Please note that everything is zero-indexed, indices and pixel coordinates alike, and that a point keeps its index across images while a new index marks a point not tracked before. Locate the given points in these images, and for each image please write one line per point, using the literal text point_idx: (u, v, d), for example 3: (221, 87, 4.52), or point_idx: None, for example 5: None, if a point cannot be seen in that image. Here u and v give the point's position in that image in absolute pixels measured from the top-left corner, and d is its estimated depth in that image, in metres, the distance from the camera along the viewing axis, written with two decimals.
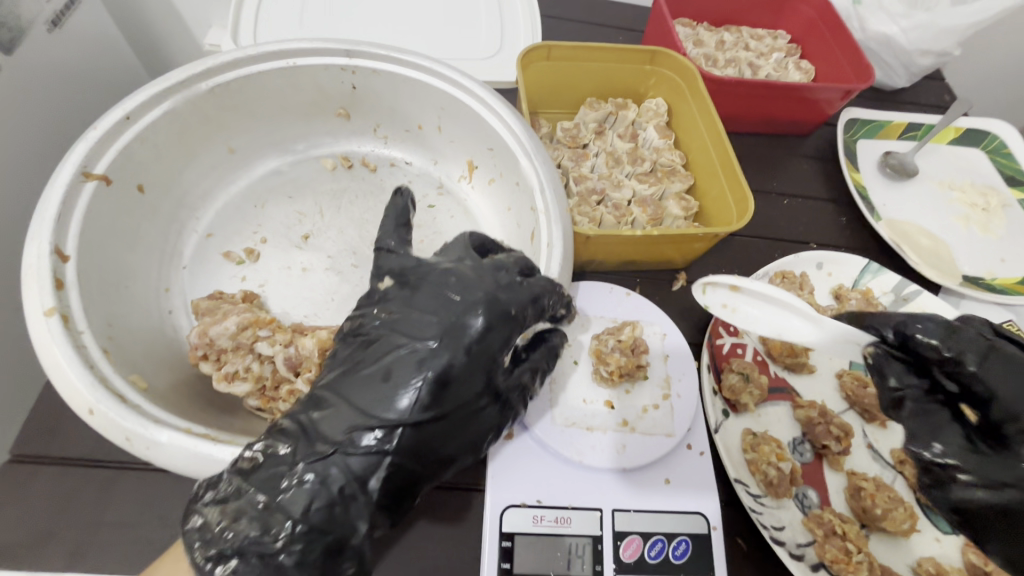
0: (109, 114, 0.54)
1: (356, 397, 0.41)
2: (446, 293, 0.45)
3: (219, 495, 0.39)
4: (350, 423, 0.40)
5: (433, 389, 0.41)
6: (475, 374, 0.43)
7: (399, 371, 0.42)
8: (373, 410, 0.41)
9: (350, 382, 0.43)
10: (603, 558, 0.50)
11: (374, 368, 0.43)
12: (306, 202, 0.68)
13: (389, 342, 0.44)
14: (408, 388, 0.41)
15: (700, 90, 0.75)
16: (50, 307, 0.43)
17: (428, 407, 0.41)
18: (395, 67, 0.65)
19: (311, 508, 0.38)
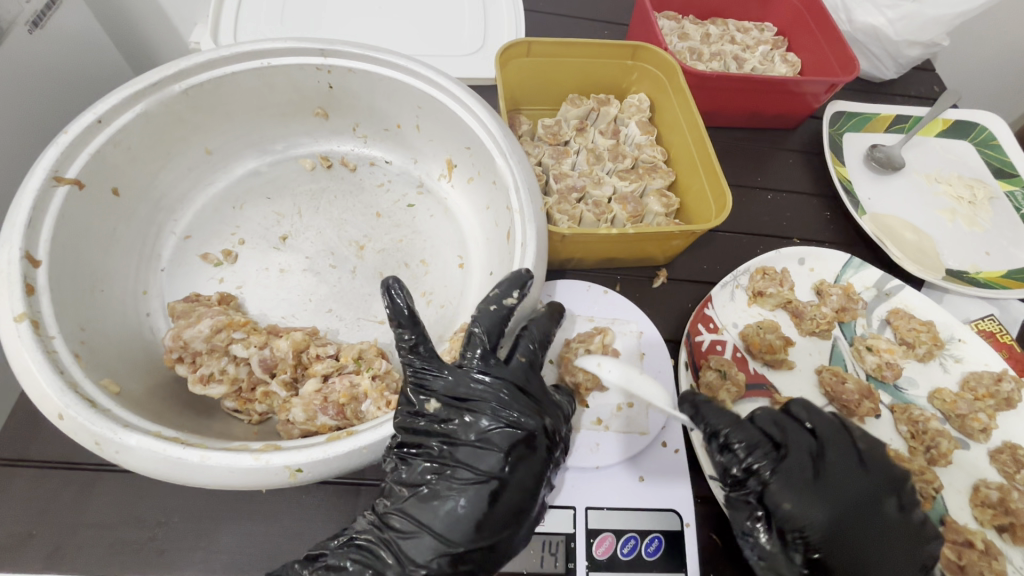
0: (80, 117, 0.54)
1: (438, 526, 0.42)
2: (508, 416, 0.46)
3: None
4: (434, 547, 0.42)
5: (504, 507, 0.43)
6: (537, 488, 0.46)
7: (474, 495, 0.43)
8: (453, 533, 0.42)
9: (424, 503, 0.43)
10: (575, 556, 0.50)
11: (449, 495, 0.43)
12: (284, 202, 0.68)
13: (460, 470, 0.44)
14: (484, 510, 0.43)
15: (681, 86, 0.74)
16: (20, 314, 0.44)
17: (499, 525, 0.43)
18: (371, 65, 0.64)
19: None
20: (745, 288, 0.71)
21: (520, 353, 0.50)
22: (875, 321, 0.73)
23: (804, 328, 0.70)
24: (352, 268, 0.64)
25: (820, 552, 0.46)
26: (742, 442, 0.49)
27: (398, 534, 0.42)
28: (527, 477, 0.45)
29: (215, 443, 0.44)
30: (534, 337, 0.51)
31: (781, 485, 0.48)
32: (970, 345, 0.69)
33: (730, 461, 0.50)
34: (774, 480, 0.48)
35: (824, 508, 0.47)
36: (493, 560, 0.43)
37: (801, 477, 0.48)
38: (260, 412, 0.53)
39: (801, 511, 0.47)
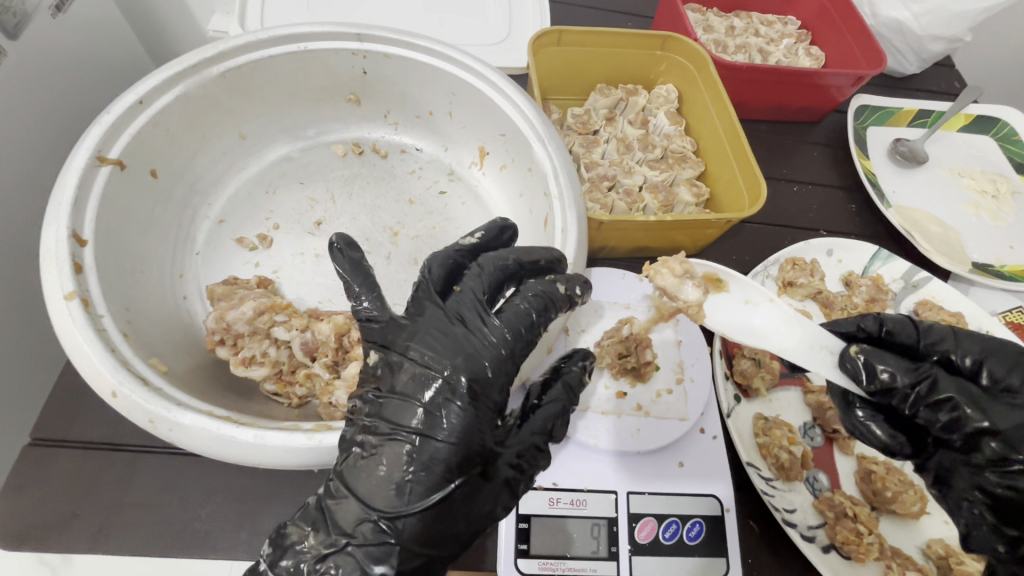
0: (121, 99, 0.54)
1: (356, 487, 0.38)
2: (429, 364, 0.41)
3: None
4: (361, 514, 0.38)
5: (438, 468, 0.38)
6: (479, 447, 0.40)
7: (404, 454, 0.38)
8: (381, 499, 0.38)
9: (354, 466, 0.39)
10: (619, 539, 0.50)
11: (373, 455, 0.39)
12: (317, 188, 0.68)
13: (380, 425, 0.40)
14: (401, 471, 0.38)
15: (713, 76, 0.74)
16: (70, 292, 0.43)
17: (426, 484, 0.38)
18: (406, 51, 0.64)
19: None
20: (776, 279, 0.72)
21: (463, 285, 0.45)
22: (903, 313, 0.73)
23: (834, 318, 0.70)
24: (387, 254, 0.64)
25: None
26: (894, 361, 0.46)
27: (333, 503, 0.39)
28: (451, 425, 0.39)
29: (266, 423, 0.44)
30: (483, 275, 0.45)
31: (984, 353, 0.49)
32: (998, 335, 0.70)
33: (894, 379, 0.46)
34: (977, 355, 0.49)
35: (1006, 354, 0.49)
36: (434, 531, 0.38)
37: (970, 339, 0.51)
38: (301, 395, 0.53)
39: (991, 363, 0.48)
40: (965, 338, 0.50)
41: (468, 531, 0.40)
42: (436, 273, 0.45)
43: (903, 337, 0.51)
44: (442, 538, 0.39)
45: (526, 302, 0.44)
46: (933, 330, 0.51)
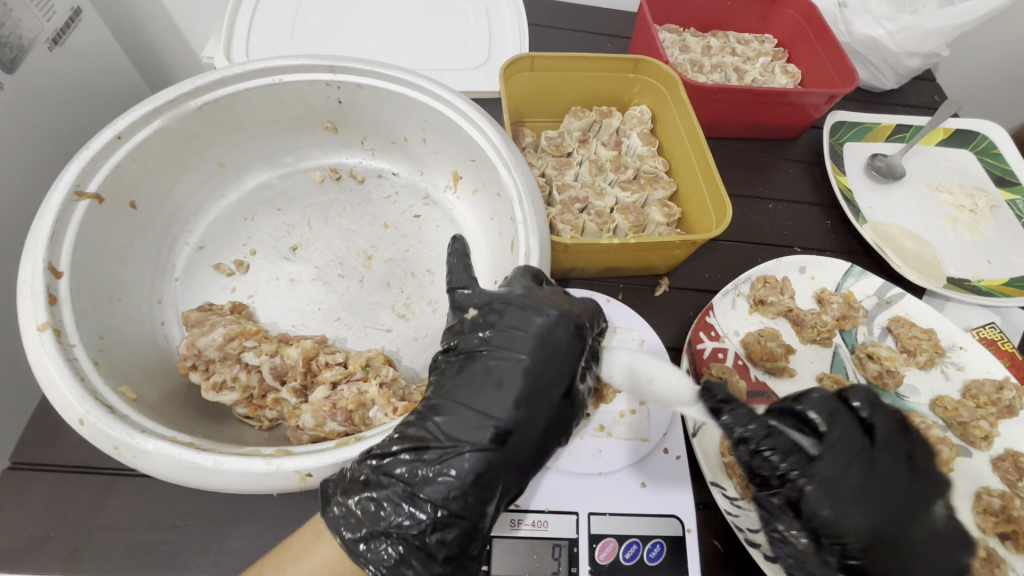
0: (100, 135, 0.56)
1: (471, 401, 0.44)
2: (529, 308, 0.47)
3: (371, 514, 0.42)
4: (477, 422, 0.43)
5: (540, 387, 0.45)
6: (570, 369, 0.47)
7: (508, 374, 0.45)
8: (490, 409, 0.44)
9: (460, 388, 0.45)
10: (578, 560, 0.51)
11: (483, 375, 0.45)
12: (295, 214, 0.70)
13: (491, 356, 0.46)
14: (513, 387, 0.44)
15: (682, 98, 0.76)
16: (43, 323, 0.46)
17: (534, 397, 0.45)
18: (379, 81, 0.66)
19: (450, 497, 0.41)
20: (746, 296, 0.72)
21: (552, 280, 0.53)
22: (876, 329, 0.73)
23: (805, 336, 0.71)
24: (360, 278, 0.66)
25: (859, 560, 0.47)
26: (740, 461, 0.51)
27: (443, 417, 0.44)
28: (552, 351, 0.46)
29: (228, 449, 0.45)
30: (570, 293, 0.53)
31: (835, 513, 0.48)
32: (972, 352, 0.70)
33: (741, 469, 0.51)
34: (829, 511, 0.48)
35: (862, 518, 0.48)
36: (532, 435, 0.44)
37: (848, 488, 0.48)
38: (271, 418, 0.54)
39: (838, 524, 0.48)
40: (823, 486, 0.48)
41: (557, 438, 0.46)
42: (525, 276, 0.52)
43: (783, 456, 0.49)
44: (540, 441, 0.45)
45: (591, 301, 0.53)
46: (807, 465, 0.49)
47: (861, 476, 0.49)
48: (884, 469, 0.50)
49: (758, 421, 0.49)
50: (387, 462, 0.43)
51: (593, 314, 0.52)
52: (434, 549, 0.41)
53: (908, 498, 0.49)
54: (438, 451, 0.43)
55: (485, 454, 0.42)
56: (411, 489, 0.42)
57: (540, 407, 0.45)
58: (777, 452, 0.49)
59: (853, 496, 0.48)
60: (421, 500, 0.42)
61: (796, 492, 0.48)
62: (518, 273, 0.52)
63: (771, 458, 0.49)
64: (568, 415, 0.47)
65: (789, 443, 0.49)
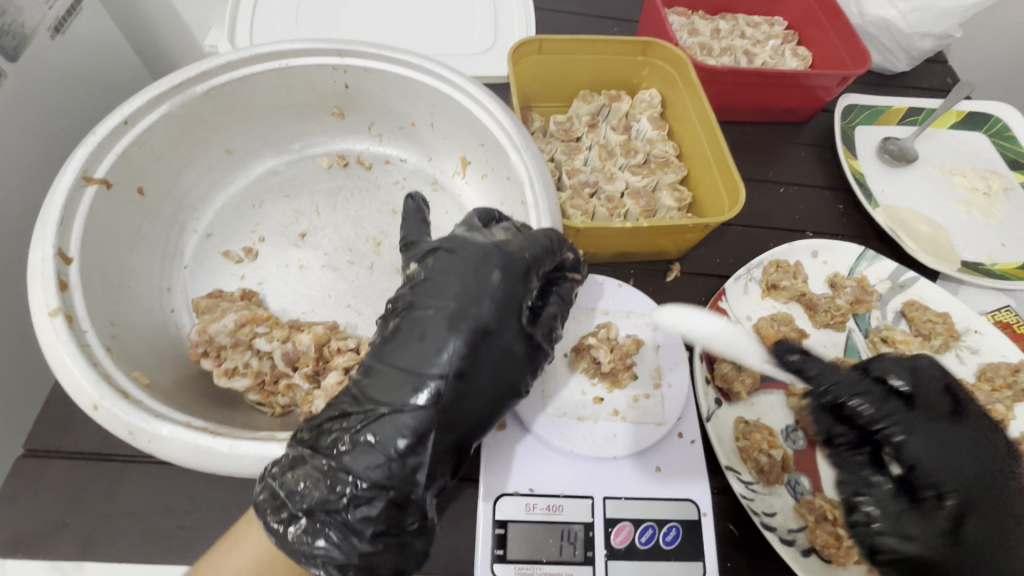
0: (107, 120, 0.55)
1: (397, 359, 0.44)
2: (463, 257, 0.48)
3: (294, 490, 0.41)
4: (402, 382, 0.43)
5: (468, 337, 0.44)
6: (507, 316, 0.47)
7: (435, 330, 0.44)
8: (418, 368, 0.43)
9: (389, 351, 0.45)
10: (594, 544, 0.51)
11: (413, 334, 0.45)
12: (303, 201, 0.69)
13: (420, 313, 0.46)
14: (438, 344, 0.44)
15: (693, 81, 0.74)
16: (55, 308, 0.45)
17: (460, 351, 0.44)
18: (386, 65, 0.65)
19: (371, 466, 0.41)
20: (759, 281, 0.71)
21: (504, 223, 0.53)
22: (890, 314, 0.72)
23: (818, 320, 0.70)
24: (370, 264, 0.65)
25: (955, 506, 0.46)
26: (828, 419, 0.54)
27: (369, 383, 0.44)
28: (481, 301, 0.46)
29: (243, 433, 0.45)
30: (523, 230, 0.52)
31: (936, 461, 0.48)
32: (987, 336, 0.69)
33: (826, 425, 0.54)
34: (920, 454, 0.48)
35: (968, 472, 0.47)
36: (464, 389, 0.44)
37: (949, 441, 0.49)
38: (283, 404, 0.54)
39: (936, 473, 0.47)
40: (921, 435, 0.49)
41: (497, 392, 0.45)
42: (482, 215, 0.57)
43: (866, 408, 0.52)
44: (473, 396, 0.44)
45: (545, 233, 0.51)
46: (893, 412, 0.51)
47: (958, 433, 0.49)
48: (987, 436, 0.50)
49: (848, 375, 0.53)
50: (313, 436, 0.43)
51: (547, 248, 0.50)
52: (362, 521, 0.41)
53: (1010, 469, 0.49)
54: (362, 416, 0.42)
55: (412, 413, 0.42)
56: (334, 460, 0.41)
57: (470, 361, 0.44)
58: (866, 404, 0.52)
59: (956, 451, 0.48)
60: (345, 471, 0.41)
61: (890, 442, 0.50)
62: (472, 214, 0.56)
63: (860, 408, 0.52)
64: (510, 367, 0.46)
65: (880, 394, 0.52)
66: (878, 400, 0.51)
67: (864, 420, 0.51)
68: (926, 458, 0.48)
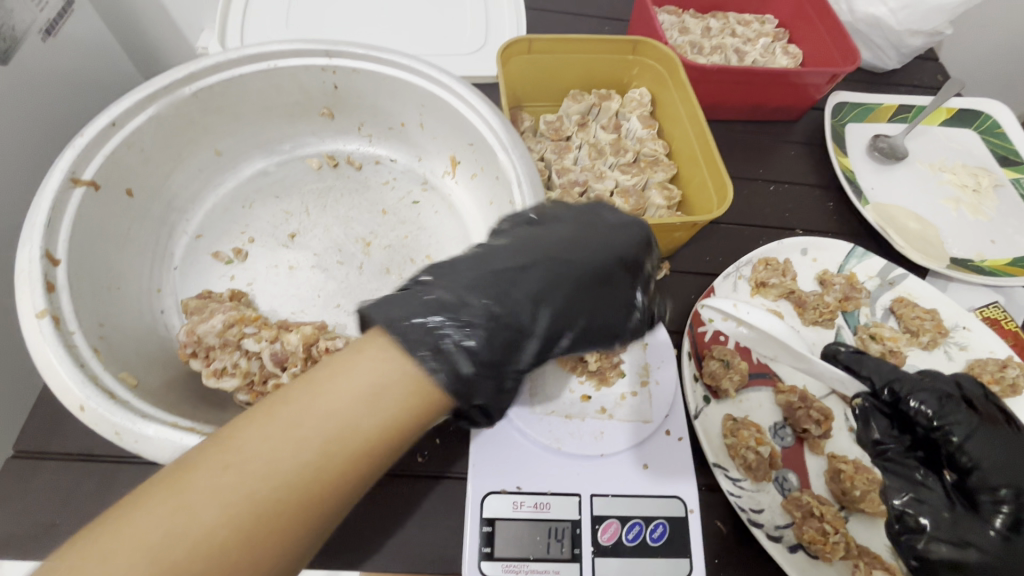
0: (95, 121, 0.56)
1: (551, 251, 0.46)
2: (608, 215, 0.52)
3: (425, 317, 0.40)
4: (544, 268, 0.45)
5: (608, 265, 0.48)
6: (630, 274, 0.50)
7: (579, 245, 0.48)
8: (562, 263, 0.46)
9: (535, 242, 0.47)
10: (581, 542, 0.51)
11: (566, 238, 0.48)
12: (293, 201, 0.69)
13: (572, 227, 0.49)
14: (590, 257, 0.47)
15: (682, 79, 0.75)
16: (42, 310, 0.45)
17: (600, 271, 0.48)
18: (375, 65, 0.65)
19: (489, 326, 0.41)
20: (748, 279, 0.72)
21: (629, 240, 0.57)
22: (879, 311, 0.73)
23: (807, 318, 0.70)
24: (359, 264, 0.66)
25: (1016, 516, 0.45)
26: (876, 424, 0.52)
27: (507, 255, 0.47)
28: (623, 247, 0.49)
29: None
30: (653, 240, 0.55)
31: (1000, 463, 0.47)
32: (975, 332, 0.70)
33: (878, 427, 0.52)
34: (988, 465, 0.47)
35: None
36: (567, 295, 0.46)
37: (1008, 442, 0.48)
38: None
39: (993, 476, 0.46)
40: (986, 439, 0.47)
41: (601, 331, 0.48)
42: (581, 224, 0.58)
43: (923, 413, 0.50)
44: (588, 319, 0.47)
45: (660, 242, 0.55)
46: (954, 417, 0.49)
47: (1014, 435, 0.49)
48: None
49: (908, 374, 0.52)
50: (445, 276, 0.43)
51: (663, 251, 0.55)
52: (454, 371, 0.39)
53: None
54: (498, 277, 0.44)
55: (528, 292, 0.44)
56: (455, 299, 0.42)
57: (600, 289, 0.47)
58: (927, 405, 0.50)
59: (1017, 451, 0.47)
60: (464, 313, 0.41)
61: (949, 446, 0.48)
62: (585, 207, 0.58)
63: (920, 409, 0.50)
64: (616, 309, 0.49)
65: (941, 395, 0.50)
66: (941, 402, 0.49)
67: (924, 421, 0.50)
68: (987, 468, 0.47)
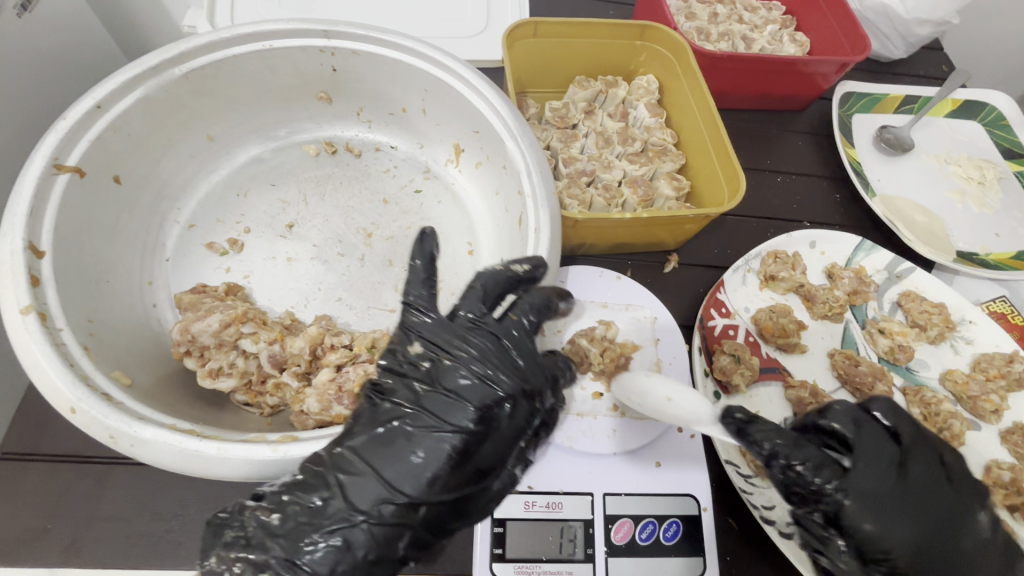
0: (79, 103, 0.52)
1: (382, 455, 0.40)
2: (472, 370, 0.43)
3: (324, 546, 0.37)
4: (378, 494, 0.39)
5: (432, 431, 0.41)
6: (498, 440, 0.43)
7: (422, 446, 0.40)
8: (392, 479, 0.39)
9: (372, 454, 0.41)
10: (594, 541, 0.50)
11: (403, 440, 0.41)
12: (289, 189, 0.67)
13: (418, 418, 0.42)
14: (435, 460, 0.40)
15: (692, 67, 0.72)
16: (26, 306, 0.43)
17: (457, 483, 0.41)
18: (374, 46, 0.62)
19: (336, 571, 0.37)
20: (757, 272, 0.70)
21: (468, 310, 0.47)
22: (886, 304, 0.72)
23: (816, 312, 0.69)
24: (361, 256, 0.63)
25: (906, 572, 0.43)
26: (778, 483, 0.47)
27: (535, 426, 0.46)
28: (492, 441, 0.42)
29: (231, 436, 0.44)
30: (471, 389, 0.43)
31: (877, 527, 0.44)
32: (981, 326, 0.69)
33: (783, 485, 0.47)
34: (874, 525, 0.44)
35: (911, 533, 0.44)
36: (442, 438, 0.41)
37: (891, 502, 0.45)
38: (272, 404, 0.52)
39: (882, 541, 0.44)
40: (861, 498, 0.45)
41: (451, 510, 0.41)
42: (426, 246, 0.46)
43: (812, 479, 0.45)
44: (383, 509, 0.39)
45: (480, 376, 0.43)
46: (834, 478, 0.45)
47: (900, 487, 0.46)
48: (923, 471, 0.48)
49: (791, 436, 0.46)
50: (358, 445, 0.41)
51: (516, 406, 0.43)
52: (253, 564, 0.36)
53: (948, 502, 0.47)
54: (536, 261, 0.49)
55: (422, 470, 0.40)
56: (345, 488, 0.39)
57: (373, 459, 0.40)
58: (811, 472, 0.44)
59: (896, 506, 0.45)
60: (428, 332, 0.45)
61: (835, 508, 0.44)
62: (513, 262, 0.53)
63: (807, 474, 0.45)
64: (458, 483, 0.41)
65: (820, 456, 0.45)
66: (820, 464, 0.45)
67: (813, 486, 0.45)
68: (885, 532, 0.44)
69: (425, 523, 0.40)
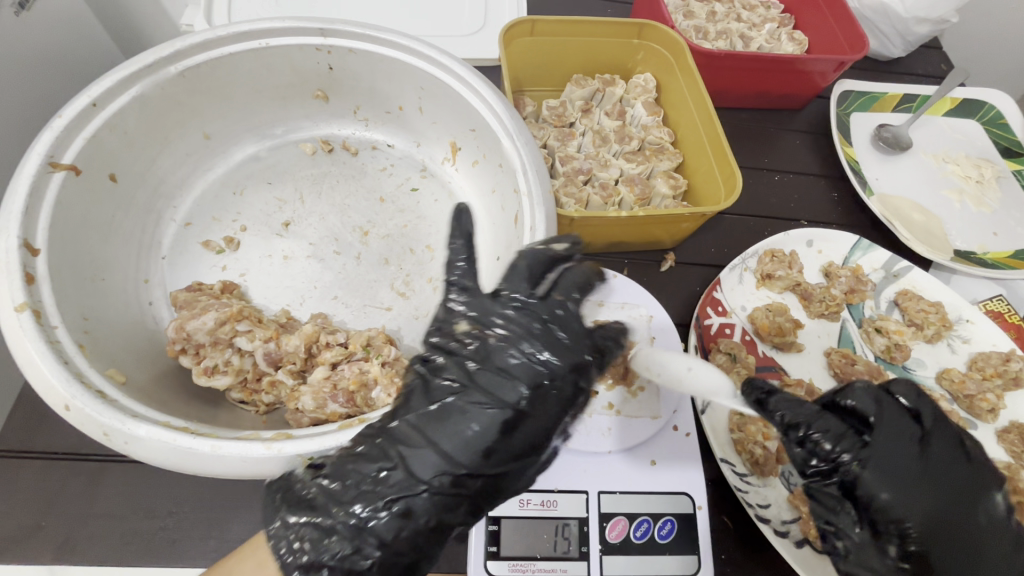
0: (74, 100, 0.52)
1: (437, 429, 0.41)
2: (525, 349, 0.43)
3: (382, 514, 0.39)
4: (438, 465, 0.40)
5: (487, 406, 0.42)
6: (547, 415, 0.43)
7: (477, 419, 0.41)
8: (449, 451, 0.40)
9: (427, 427, 0.41)
10: (589, 540, 0.50)
11: (458, 414, 0.41)
12: (285, 188, 0.67)
13: (469, 393, 0.42)
14: (490, 433, 0.41)
15: (690, 66, 0.72)
16: (21, 303, 0.42)
17: (510, 455, 0.42)
18: (370, 44, 0.62)
19: (398, 536, 0.39)
20: (754, 271, 0.70)
21: (513, 288, 0.46)
22: (883, 303, 0.72)
23: (813, 310, 0.69)
24: (357, 254, 0.63)
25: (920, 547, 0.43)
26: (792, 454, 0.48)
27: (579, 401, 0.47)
28: (543, 415, 0.43)
29: (226, 434, 0.44)
30: (522, 367, 0.43)
31: (890, 495, 0.44)
32: (978, 325, 0.69)
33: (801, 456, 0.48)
34: (888, 494, 0.44)
35: (927, 507, 0.44)
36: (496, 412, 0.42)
37: (908, 477, 0.45)
38: (268, 401, 0.52)
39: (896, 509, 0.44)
40: (875, 467, 0.45)
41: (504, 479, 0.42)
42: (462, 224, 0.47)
43: (823, 444, 0.46)
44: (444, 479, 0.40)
45: (531, 355, 0.43)
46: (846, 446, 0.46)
47: (921, 462, 0.46)
48: (953, 453, 0.47)
49: (807, 406, 0.47)
50: (410, 419, 0.42)
51: (567, 382, 0.44)
52: (320, 527, 0.38)
53: (972, 485, 0.46)
54: (574, 239, 0.48)
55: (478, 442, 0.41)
56: (406, 459, 0.40)
57: (428, 430, 0.41)
58: (824, 438, 0.47)
59: (917, 481, 0.45)
60: (475, 309, 0.45)
61: (849, 476, 0.45)
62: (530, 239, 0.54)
63: (819, 440, 0.47)
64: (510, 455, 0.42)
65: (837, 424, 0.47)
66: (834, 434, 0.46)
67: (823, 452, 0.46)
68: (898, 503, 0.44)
69: (482, 491, 0.41)
